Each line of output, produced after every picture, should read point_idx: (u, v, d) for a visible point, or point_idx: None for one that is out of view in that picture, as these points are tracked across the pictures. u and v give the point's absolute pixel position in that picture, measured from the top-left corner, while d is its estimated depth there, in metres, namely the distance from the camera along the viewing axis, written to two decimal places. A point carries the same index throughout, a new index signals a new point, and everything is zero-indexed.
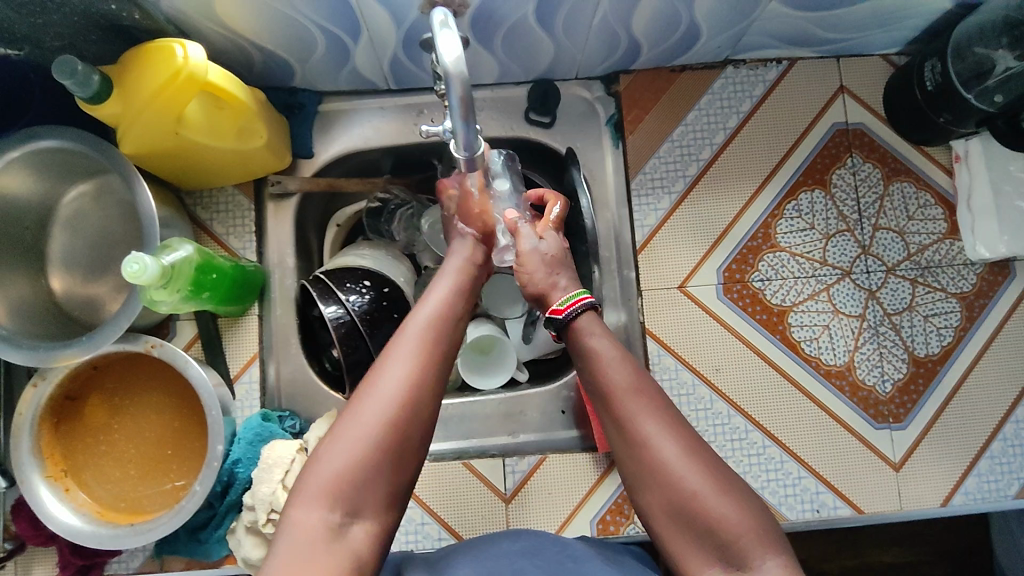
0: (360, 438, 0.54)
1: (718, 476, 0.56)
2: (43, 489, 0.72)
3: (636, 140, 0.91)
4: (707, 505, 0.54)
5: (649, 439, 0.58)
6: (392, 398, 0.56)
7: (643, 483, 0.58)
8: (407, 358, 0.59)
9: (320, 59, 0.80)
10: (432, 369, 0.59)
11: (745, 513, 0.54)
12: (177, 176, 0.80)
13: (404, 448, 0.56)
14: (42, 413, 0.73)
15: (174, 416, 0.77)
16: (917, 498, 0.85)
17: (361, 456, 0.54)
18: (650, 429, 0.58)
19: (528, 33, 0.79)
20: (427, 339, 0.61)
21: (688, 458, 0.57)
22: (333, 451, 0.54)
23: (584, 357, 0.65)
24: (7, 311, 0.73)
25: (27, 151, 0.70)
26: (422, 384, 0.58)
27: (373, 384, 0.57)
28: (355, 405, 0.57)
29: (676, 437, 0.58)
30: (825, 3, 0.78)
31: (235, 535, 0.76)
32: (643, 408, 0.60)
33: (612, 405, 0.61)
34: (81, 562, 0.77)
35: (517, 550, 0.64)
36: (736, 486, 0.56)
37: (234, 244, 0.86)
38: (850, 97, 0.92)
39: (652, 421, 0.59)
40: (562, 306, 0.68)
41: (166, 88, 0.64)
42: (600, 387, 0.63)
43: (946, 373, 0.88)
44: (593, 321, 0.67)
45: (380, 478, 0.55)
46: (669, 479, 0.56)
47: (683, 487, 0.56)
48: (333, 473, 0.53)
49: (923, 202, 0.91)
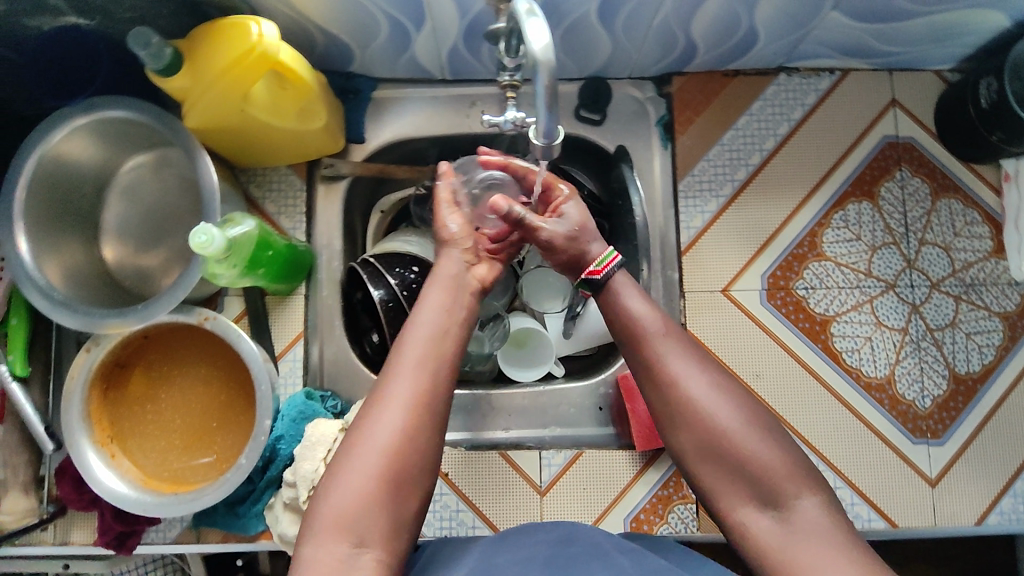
0: (359, 479, 0.55)
1: (751, 416, 0.59)
2: (90, 454, 0.73)
3: (686, 141, 0.91)
4: (740, 443, 0.58)
5: (678, 378, 0.61)
6: (384, 438, 0.56)
7: (676, 423, 0.61)
8: (397, 395, 0.58)
9: (380, 45, 0.81)
10: (426, 401, 0.58)
11: (780, 453, 0.57)
12: (236, 154, 0.81)
13: (405, 482, 0.56)
14: (92, 378, 0.74)
15: (221, 389, 0.78)
16: (951, 515, 0.85)
17: (361, 495, 0.54)
18: (680, 369, 0.61)
19: (587, 30, 0.80)
20: (419, 369, 0.60)
21: (720, 395, 0.60)
22: (335, 488, 0.55)
23: (611, 303, 0.67)
24: (63, 275, 0.74)
25: (96, 119, 0.71)
26: (417, 419, 0.58)
27: (365, 425, 0.57)
28: (351, 444, 0.57)
29: (707, 375, 0.61)
30: (887, 15, 0.78)
31: (273, 510, 0.77)
32: (672, 348, 0.62)
33: (641, 346, 0.63)
34: (121, 529, 0.77)
35: (550, 539, 0.65)
36: (768, 425, 0.59)
37: (285, 223, 0.87)
38: (902, 110, 0.92)
39: (682, 362, 0.62)
40: (598, 267, 0.69)
41: (236, 65, 0.65)
42: (627, 331, 0.65)
43: (986, 392, 0.87)
44: (627, 280, 0.68)
45: (384, 515, 0.55)
46: (701, 416, 0.59)
47: (715, 424, 0.59)
48: (338, 510, 0.54)
49: (970, 220, 0.90)
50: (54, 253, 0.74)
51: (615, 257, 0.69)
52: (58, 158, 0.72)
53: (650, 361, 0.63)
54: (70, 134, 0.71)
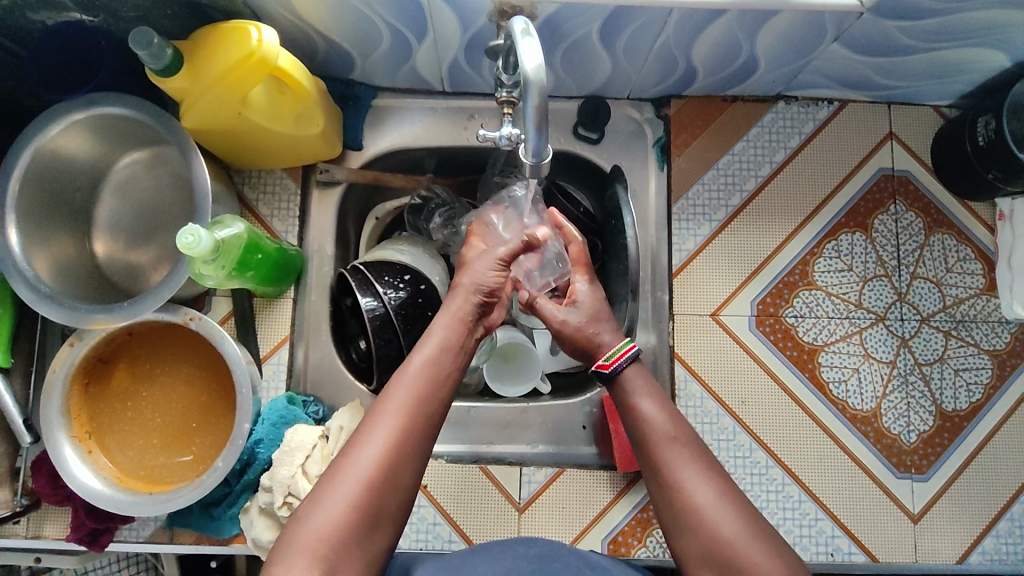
0: (339, 503, 0.54)
1: (754, 523, 0.56)
2: (67, 449, 0.72)
3: (682, 164, 0.92)
4: (742, 553, 0.54)
5: (683, 483, 0.59)
6: (369, 467, 0.55)
7: (678, 529, 0.58)
8: (387, 422, 0.58)
9: (381, 55, 0.81)
10: (414, 434, 0.58)
11: (781, 562, 0.54)
12: (232, 155, 0.81)
13: (380, 512, 0.55)
14: (74, 373, 0.74)
15: (203, 389, 0.78)
16: (933, 552, 0.84)
17: (338, 521, 0.53)
18: (686, 474, 0.59)
19: (588, 49, 0.80)
20: (412, 399, 0.60)
21: (722, 502, 0.57)
22: (315, 514, 0.53)
23: (624, 403, 0.66)
24: (52, 268, 0.74)
25: (96, 115, 0.72)
26: (403, 451, 0.57)
27: (354, 451, 0.56)
28: (338, 469, 0.56)
29: (712, 480, 0.59)
30: (887, 49, 0.78)
31: (247, 515, 0.77)
32: (681, 453, 0.61)
33: (650, 450, 0.62)
34: (93, 525, 0.77)
35: (531, 555, 0.65)
36: (767, 532, 0.56)
37: (278, 226, 0.87)
38: (898, 143, 0.93)
39: (689, 469, 0.60)
40: (608, 360, 0.69)
41: (236, 70, 0.65)
42: (638, 434, 0.64)
43: (972, 430, 0.87)
44: (638, 373, 0.68)
45: (356, 547, 0.54)
46: (704, 523, 0.56)
47: (717, 533, 0.56)
48: (315, 532, 0.53)
49: (963, 256, 0.90)
50: (44, 245, 0.74)
51: (630, 348, 0.69)
52: (54, 151, 0.73)
53: (656, 464, 0.61)
54: (68, 128, 0.72)
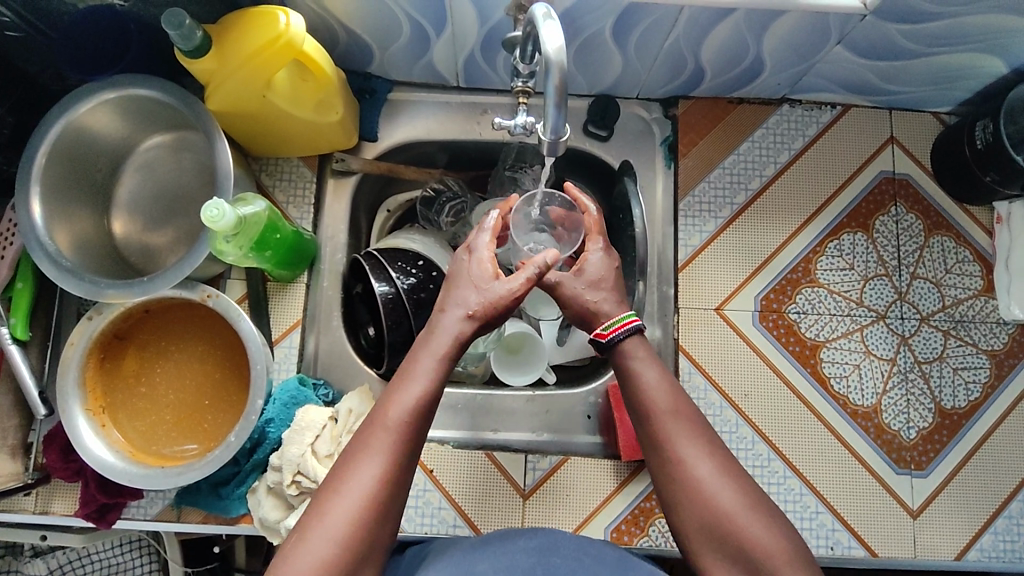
0: (328, 539, 0.55)
1: (751, 498, 0.60)
2: (81, 422, 0.73)
3: (689, 163, 0.94)
4: (741, 525, 0.58)
5: (684, 459, 0.62)
6: (355, 506, 0.56)
7: (678, 503, 0.61)
8: (372, 463, 0.58)
9: (400, 48, 0.84)
10: (397, 475, 0.59)
11: (779, 532, 0.58)
12: (250, 140, 0.83)
13: (366, 553, 0.56)
14: (91, 347, 0.75)
15: (216, 368, 0.79)
16: (931, 548, 0.85)
17: (328, 556, 0.54)
18: (686, 448, 0.62)
19: (601, 47, 0.83)
20: (396, 441, 0.59)
21: (720, 476, 0.60)
22: (302, 548, 0.54)
23: (624, 371, 0.68)
24: (72, 244, 0.76)
25: (122, 96, 0.74)
26: (382, 498, 0.57)
27: (342, 484, 0.57)
28: (325, 502, 0.57)
29: (710, 455, 0.62)
30: (889, 53, 0.81)
31: (256, 494, 0.78)
32: (681, 428, 0.63)
33: (651, 422, 0.65)
34: (104, 500, 0.77)
35: (534, 546, 0.66)
36: (763, 503, 0.60)
37: (293, 212, 0.89)
38: (899, 148, 0.95)
39: (688, 444, 0.62)
40: (608, 330, 0.70)
41: (263, 52, 0.67)
42: (639, 402, 0.66)
43: (971, 428, 0.88)
44: (638, 345, 0.69)
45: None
46: (703, 496, 0.60)
47: (717, 504, 0.59)
48: (309, 564, 0.54)
49: (962, 257, 0.92)
50: (66, 221, 0.76)
51: (632, 320, 0.70)
52: (80, 129, 0.75)
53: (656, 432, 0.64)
54: (95, 108, 0.74)
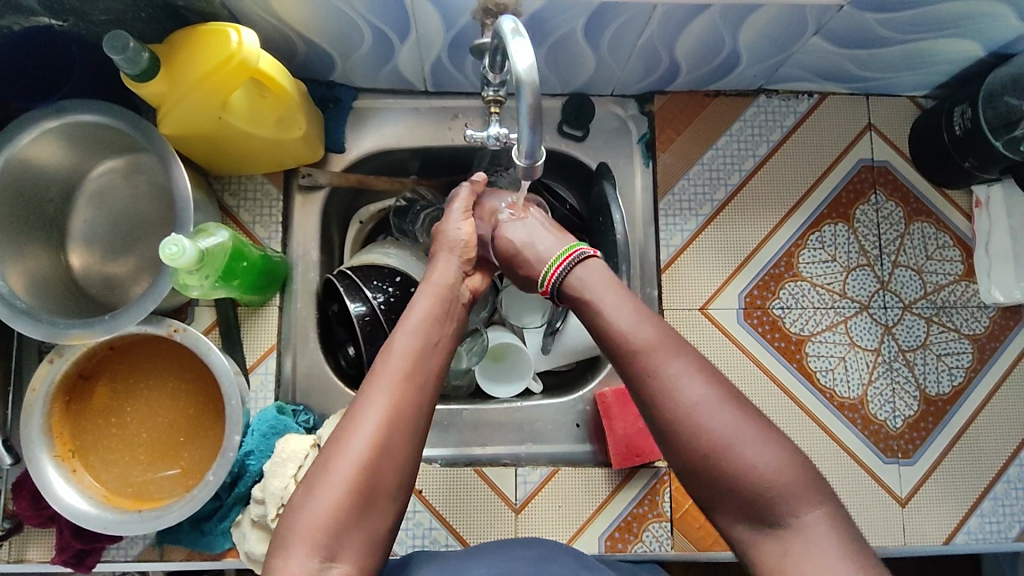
0: (336, 480, 0.55)
1: (745, 423, 0.55)
2: (49, 470, 0.70)
3: (667, 159, 0.92)
4: (738, 457, 0.54)
5: (671, 386, 0.57)
6: (364, 445, 0.56)
7: (669, 426, 0.57)
8: (380, 400, 0.58)
9: (363, 56, 0.80)
10: (408, 408, 0.59)
11: (782, 454, 0.54)
12: (210, 161, 0.79)
13: (375, 490, 0.56)
14: (54, 390, 0.72)
15: (189, 402, 0.76)
16: (921, 534, 0.86)
17: (337, 502, 0.54)
18: (675, 373, 0.58)
19: (573, 46, 0.80)
20: (402, 376, 0.60)
21: (718, 401, 0.56)
22: (308, 500, 0.54)
23: (596, 294, 0.65)
24: (27, 283, 0.72)
25: (66, 123, 0.69)
26: (393, 430, 0.57)
27: (348, 429, 0.57)
28: (333, 449, 0.56)
29: (703, 381, 0.57)
30: (865, 42, 0.80)
31: (240, 527, 0.75)
32: (663, 349, 0.59)
33: (634, 343, 0.60)
34: (80, 546, 0.74)
35: (533, 556, 0.64)
36: (769, 434, 0.55)
37: (260, 233, 0.85)
38: (877, 134, 0.94)
39: (658, 338, 0.60)
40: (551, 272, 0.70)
41: (216, 72, 0.63)
42: (616, 318, 0.63)
43: (954, 414, 0.89)
44: (590, 270, 0.68)
45: (358, 525, 0.54)
46: (695, 425, 0.56)
47: (709, 426, 0.55)
48: (311, 520, 0.53)
49: (942, 243, 0.92)
50: (17, 260, 0.72)
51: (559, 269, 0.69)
52: (24, 161, 0.70)
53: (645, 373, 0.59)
54: (38, 137, 0.69)
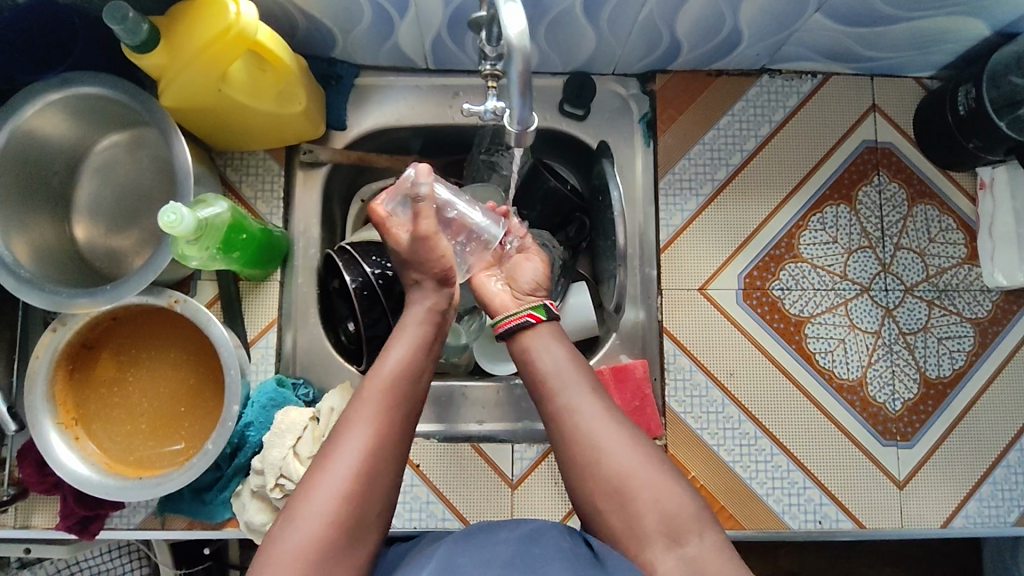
0: (317, 517, 0.54)
1: (650, 459, 0.60)
2: (53, 436, 0.72)
3: (668, 139, 0.91)
4: (643, 480, 0.59)
5: (586, 425, 0.61)
6: (345, 476, 0.56)
7: (583, 468, 0.60)
8: (361, 433, 0.58)
9: (363, 32, 0.80)
10: (388, 439, 0.59)
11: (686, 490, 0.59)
12: (212, 135, 0.80)
13: (356, 524, 0.55)
14: (58, 358, 0.73)
15: (190, 373, 0.77)
16: (918, 516, 0.86)
17: (317, 538, 0.53)
18: (589, 415, 0.62)
19: (572, 23, 0.79)
20: (382, 407, 0.60)
21: (626, 440, 0.61)
22: (288, 530, 0.53)
23: (523, 347, 0.68)
24: (32, 253, 0.73)
25: (70, 95, 0.70)
26: (374, 461, 0.57)
27: (327, 459, 0.57)
28: (310, 484, 0.56)
29: (610, 420, 0.62)
30: (868, 20, 0.79)
31: (240, 498, 0.76)
32: (576, 393, 0.63)
33: (547, 390, 0.64)
34: (83, 512, 0.76)
35: (516, 538, 0.57)
36: (668, 466, 0.60)
37: (262, 208, 0.86)
38: (881, 116, 0.93)
39: (577, 389, 0.64)
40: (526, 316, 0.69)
41: (214, 44, 0.64)
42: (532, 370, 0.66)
43: (955, 397, 0.88)
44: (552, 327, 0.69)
45: (339, 556, 0.54)
46: (609, 460, 0.60)
47: (620, 466, 0.59)
48: (292, 553, 0.52)
49: (945, 226, 0.91)
50: (23, 229, 0.73)
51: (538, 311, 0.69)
52: (29, 133, 0.71)
53: (559, 416, 0.63)
54: (43, 109, 0.70)
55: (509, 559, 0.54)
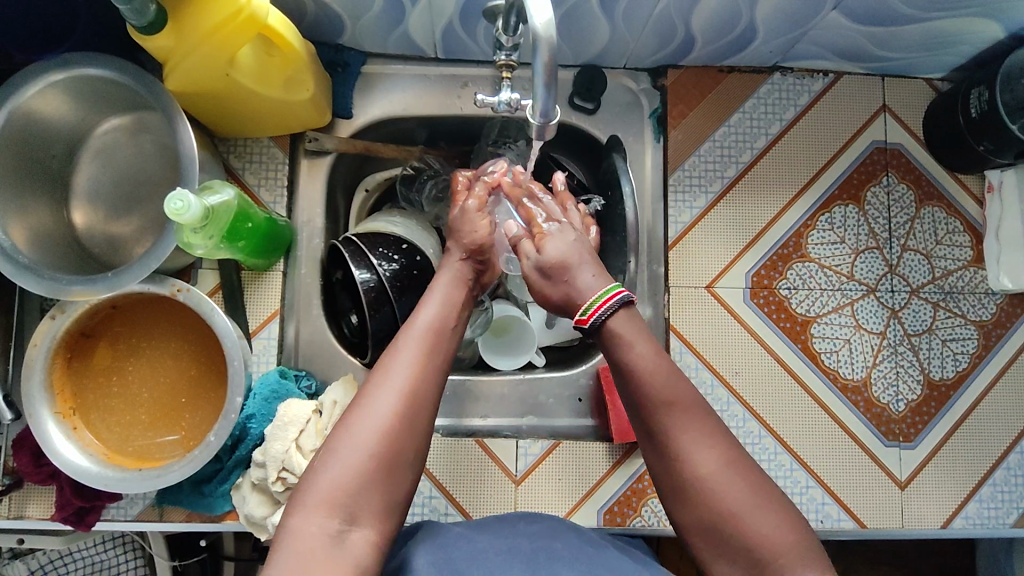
0: (358, 446, 0.54)
1: (755, 492, 0.56)
2: (51, 426, 0.70)
3: (678, 135, 0.91)
4: (745, 522, 0.55)
5: (686, 451, 0.58)
6: (389, 413, 0.55)
7: (677, 495, 0.59)
8: (401, 371, 0.58)
9: (373, 18, 0.78)
10: (427, 381, 0.59)
11: (785, 524, 0.55)
12: (215, 121, 0.78)
13: (395, 461, 0.54)
14: (56, 347, 0.71)
15: (191, 363, 0.76)
16: (918, 516, 0.86)
17: (359, 468, 0.53)
18: (689, 440, 0.59)
19: (587, 14, 0.78)
20: (424, 350, 0.60)
21: (727, 472, 0.57)
22: (330, 461, 0.53)
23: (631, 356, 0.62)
24: (29, 238, 0.71)
25: (71, 76, 0.68)
26: (414, 399, 0.57)
27: (369, 394, 0.56)
28: (352, 417, 0.55)
29: (715, 449, 0.58)
30: (885, 19, 0.78)
31: (240, 491, 0.75)
32: (687, 414, 0.59)
33: (656, 405, 0.60)
34: (80, 504, 0.74)
35: (534, 532, 0.62)
36: (768, 497, 0.57)
37: (265, 196, 0.84)
38: (891, 116, 0.93)
39: (672, 408, 0.60)
40: (587, 314, 0.64)
41: (225, 26, 0.62)
42: (637, 380, 0.61)
43: (957, 400, 0.88)
44: (628, 320, 0.63)
45: (380, 490, 0.53)
46: (708, 492, 0.57)
47: (721, 502, 0.56)
48: (332, 483, 0.52)
49: (952, 228, 0.91)
50: (20, 213, 0.71)
51: (616, 293, 0.63)
52: (28, 114, 0.69)
53: (659, 433, 0.60)
54: (43, 90, 0.68)
55: (530, 552, 0.58)
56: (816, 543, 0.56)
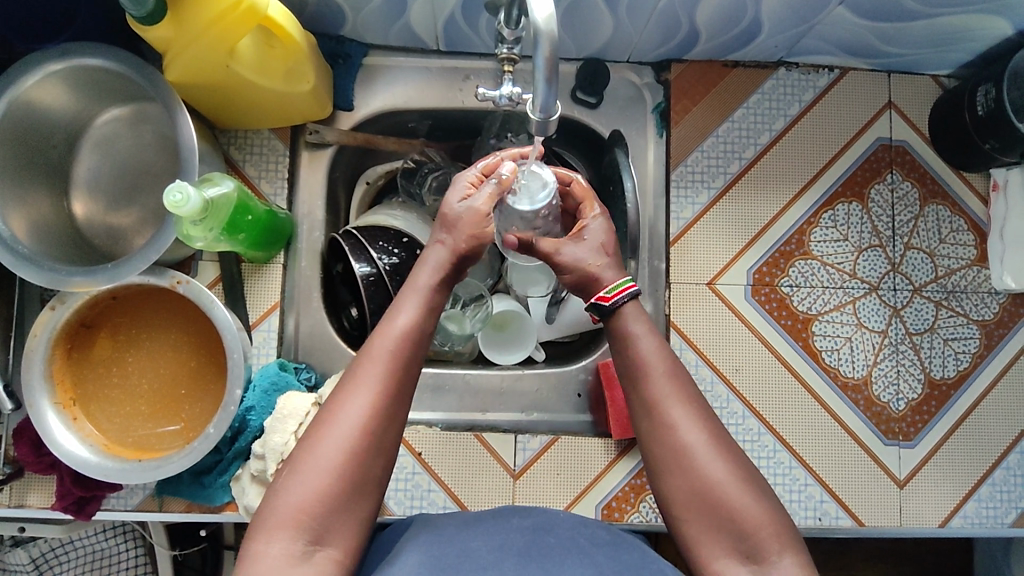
0: (316, 474, 0.52)
1: (737, 467, 0.57)
2: (50, 416, 0.70)
3: (681, 131, 0.90)
4: (728, 493, 0.56)
5: (675, 423, 0.59)
6: (348, 440, 0.53)
7: (665, 467, 0.59)
8: (362, 394, 0.55)
9: (374, 10, 0.78)
10: (391, 402, 0.56)
11: (762, 504, 0.56)
12: (215, 111, 0.77)
13: (357, 486, 0.53)
14: (56, 337, 0.71)
15: (191, 355, 0.76)
16: (916, 515, 0.86)
17: (319, 492, 0.52)
18: (677, 414, 0.59)
19: (589, 7, 0.78)
20: (388, 367, 0.56)
21: (710, 446, 0.58)
22: (292, 484, 0.52)
23: (617, 339, 0.64)
24: (29, 228, 0.71)
25: (71, 66, 0.68)
26: (377, 422, 0.54)
27: (334, 412, 0.54)
28: (311, 441, 0.53)
29: (701, 425, 0.59)
30: (891, 14, 0.77)
31: (240, 482, 0.75)
32: (669, 390, 0.60)
33: (642, 381, 0.61)
34: (81, 493, 0.75)
35: (529, 527, 0.61)
36: (750, 475, 0.57)
37: (266, 189, 0.84)
38: (897, 113, 0.92)
39: (662, 381, 0.61)
40: (610, 294, 0.64)
41: (224, 17, 0.61)
42: (630, 357, 0.62)
43: (958, 399, 0.88)
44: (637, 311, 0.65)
45: (345, 512, 0.53)
46: (692, 463, 0.57)
47: (706, 473, 0.57)
48: (293, 507, 0.51)
49: (956, 227, 0.91)
50: (20, 204, 0.71)
51: (631, 285, 0.65)
52: (28, 105, 0.69)
53: (648, 406, 0.60)
54: (42, 80, 0.68)
55: (523, 547, 0.57)
56: (791, 528, 0.56)
